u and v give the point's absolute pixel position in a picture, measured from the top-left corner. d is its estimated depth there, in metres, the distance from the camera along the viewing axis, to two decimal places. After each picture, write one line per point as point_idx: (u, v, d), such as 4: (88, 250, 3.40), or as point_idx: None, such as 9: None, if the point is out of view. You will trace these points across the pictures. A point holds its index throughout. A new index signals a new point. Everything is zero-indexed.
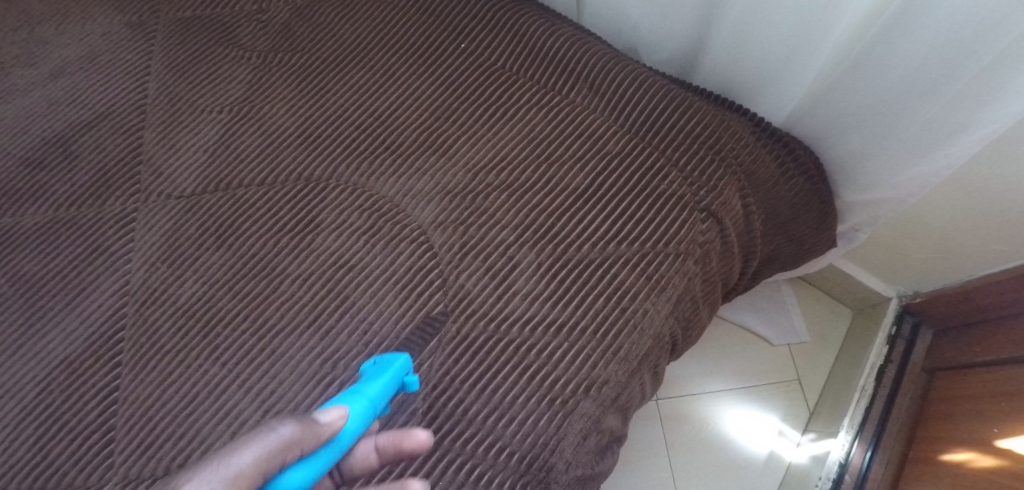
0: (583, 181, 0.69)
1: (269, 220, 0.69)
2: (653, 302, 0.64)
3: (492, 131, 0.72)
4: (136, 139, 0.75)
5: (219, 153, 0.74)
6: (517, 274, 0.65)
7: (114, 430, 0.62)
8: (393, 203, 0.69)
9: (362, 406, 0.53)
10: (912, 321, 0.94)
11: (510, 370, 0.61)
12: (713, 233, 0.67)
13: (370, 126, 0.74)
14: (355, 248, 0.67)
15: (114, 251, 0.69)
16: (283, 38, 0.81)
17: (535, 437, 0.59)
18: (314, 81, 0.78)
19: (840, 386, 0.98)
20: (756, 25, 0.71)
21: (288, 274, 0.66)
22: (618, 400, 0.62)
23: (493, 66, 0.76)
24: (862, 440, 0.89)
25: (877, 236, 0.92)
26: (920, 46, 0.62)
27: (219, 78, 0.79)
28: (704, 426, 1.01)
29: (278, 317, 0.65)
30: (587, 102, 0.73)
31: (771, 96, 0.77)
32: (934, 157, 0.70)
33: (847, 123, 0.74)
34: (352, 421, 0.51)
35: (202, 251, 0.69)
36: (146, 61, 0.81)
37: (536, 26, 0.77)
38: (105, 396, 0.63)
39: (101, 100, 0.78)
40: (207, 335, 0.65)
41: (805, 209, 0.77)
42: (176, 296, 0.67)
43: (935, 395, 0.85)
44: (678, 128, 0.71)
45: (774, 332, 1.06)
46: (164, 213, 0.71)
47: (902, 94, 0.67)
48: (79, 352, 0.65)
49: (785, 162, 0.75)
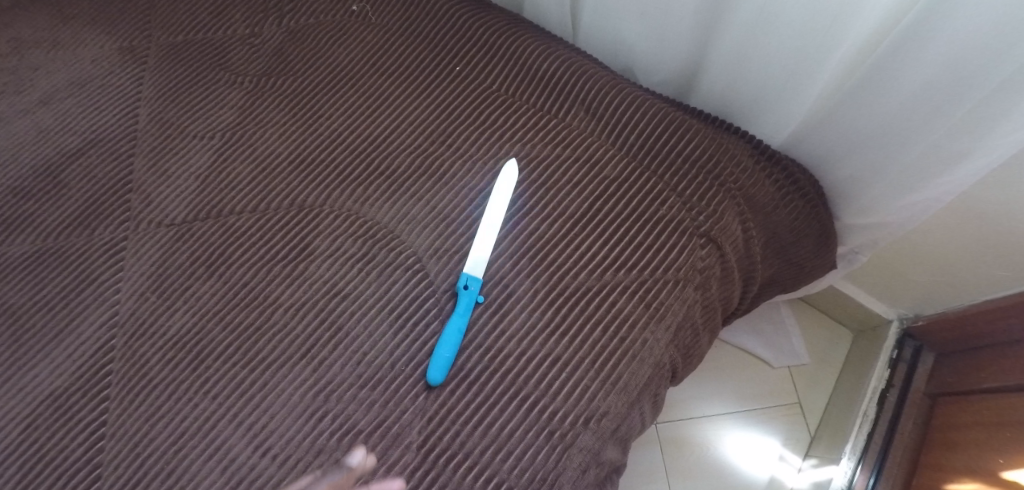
0: (581, 206, 0.68)
1: (261, 248, 0.68)
2: (653, 331, 0.63)
3: (488, 156, 0.71)
4: (126, 166, 0.74)
5: (211, 179, 0.73)
6: (514, 303, 0.63)
7: (100, 467, 0.60)
8: (388, 230, 0.68)
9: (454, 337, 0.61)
10: (914, 345, 0.93)
11: (507, 402, 0.60)
12: (713, 259, 0.66)
13: (364, 151, 0.73)
14: (349, 276, 0.66)
15: (103, 281, 0.68)
16: (276, 61, 0.80)
17: (533, 472, 0.58)
18: (307, 105, 0.77)
19: (842, 409, 0.97)
20: (756, 47, 0.71)
21: (280, 303, 0.65)
22: (618, 432, 0.61)
23: (489, 89, 0.75)
24: (866, 465, 0.87)
25: (878, 257, 0.91)
26: (921, 71, 0.61)
27: (211, 103, 0.78)
28: (705, 450, 0.99)
29: (269, 348, 0.63)
30: (584, 125, 0.72)
31: (770, 118, 0.77)
32: (939, 181, 0.69)
33: (847, 146, 0.74)
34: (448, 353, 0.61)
35: (193, 280, 0.67)
36: (137, 86, 0.80)
37: (531, 48, 0.76)
38: (93, 432, 0.61)
39: (92, 127, 0.77)
40: (197, 368, 0.63)
41: (806, 233, 0.76)
42: (165, 327, 0.65)
43: (939, 420, 0.83)
44: (676, 151, 0.70)
45: (775, 354, 1.05)
46: (153, 242, 0.69)
47: (904, 117, 0.66)
48: (66, 386, 0.64)
49: (785, 185, 0.74)
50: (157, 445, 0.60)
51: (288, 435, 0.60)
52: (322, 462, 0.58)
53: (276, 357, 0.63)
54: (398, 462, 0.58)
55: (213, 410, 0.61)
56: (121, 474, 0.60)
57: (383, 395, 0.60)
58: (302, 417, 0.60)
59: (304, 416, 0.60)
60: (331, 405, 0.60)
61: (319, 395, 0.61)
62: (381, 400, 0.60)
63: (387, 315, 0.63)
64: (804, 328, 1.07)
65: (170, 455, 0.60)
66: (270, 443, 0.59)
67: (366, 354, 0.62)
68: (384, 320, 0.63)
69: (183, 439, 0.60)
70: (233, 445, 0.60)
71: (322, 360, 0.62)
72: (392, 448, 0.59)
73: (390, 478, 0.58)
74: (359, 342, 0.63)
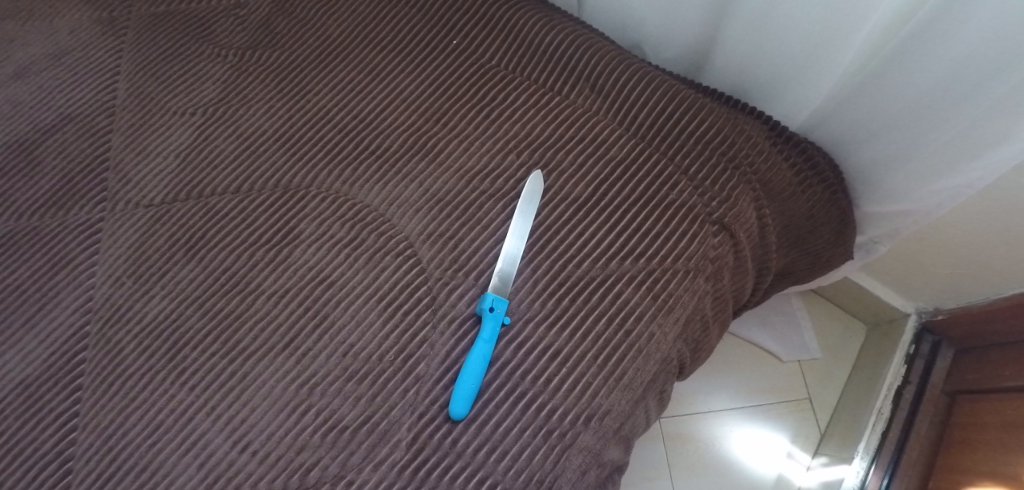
0: (585, 190, 0.63)
1: (244, 231, 0.64)
2: (660, 324, 0.59)
3: (486, 134, 0.67)
4: (103, 143, 0.70)
5: (192, 158, 0.69)
6: (512, 292, 0.59)
7: (71, 460, 0.56)
8: (378, 213, 0.64)
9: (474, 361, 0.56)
10: (932, 340, 0.89)
11: (503, 399, 0.56)
12: (726, 247, 0.62)
13: (354, 129, 0.69)
14: (336, 262, 0.61)
15: (76, 264, 0.64)
16: (263, 34, 0.76)
17: (530, 473, 0.54)
18: (294, 80, 0.72)
19: (854, 405, 0.93)
20: (776, 20, 0.66)
21: (263, 290, 0.61)
22: (621, 431, 0.57)
23: (488, 64, 0.71)
24: (879, 464, 0.84)
25: (897, 248, 0.87)
26: (956, 50, 0.57)
27: (193, 77, 0.73)
28: (710, 446, 0.96)
29: (251, 337, 0.59)
30: (589, 103, 0.68)
31: (789, 98, 0.72)
32: (971, 167, 0.65)
33: (871, 129, 0.69)
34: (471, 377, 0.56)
35: (171, 265, 0.63)
36: (116, 59, 0.75)
37: (533, 21, 0.72)
38: (64, 423, 0.58)
39: (68, 101, 0.73)
40: (174, 357, 0.59)
41: (824, 221, 0.71)
42: (142, 313, 0.61)
43: (958, 419, 0.79)
44: (688, 132, 0.65)
45: (785, 348, 1.01)
46: (131, 223, 0.65)
47: (937, 96, 0.62)
48: (35, 375, 0.60)
49: (803, 169, 0.69)
50: (131, 438, 0.57)
51: (270, 430, 0.56)
52: (304, 459, 0.55)
53: (258, 346, 0.59)
54: (385, 460, 0.54)
55: (190, 402, 0.57)
56: (92, 468, 0.56)
57: (371, 389, 0.56)
58: (284, 411, 0.56)
59: (287, 409, 0.56)
60: (315, 399, 0.57)
61: (302, 388, 0.57)
62: (368, 394, 0.56)
63: (376, 303, 0.59)
64: (815, 321, 1.03)
65: (144, 449, 0.56)
66: (250, 439, 0.56)
67: (353, 345, 0.58)
68: (372, 309, 0.59)
69: (159, 433, 0.57)
70: (210, 439, 0.56)
71: (306, 352, 0.58)
72: (380, 445, 0.55)
73: (376, 478, 0.54)
74: (346, 332, 0.59)
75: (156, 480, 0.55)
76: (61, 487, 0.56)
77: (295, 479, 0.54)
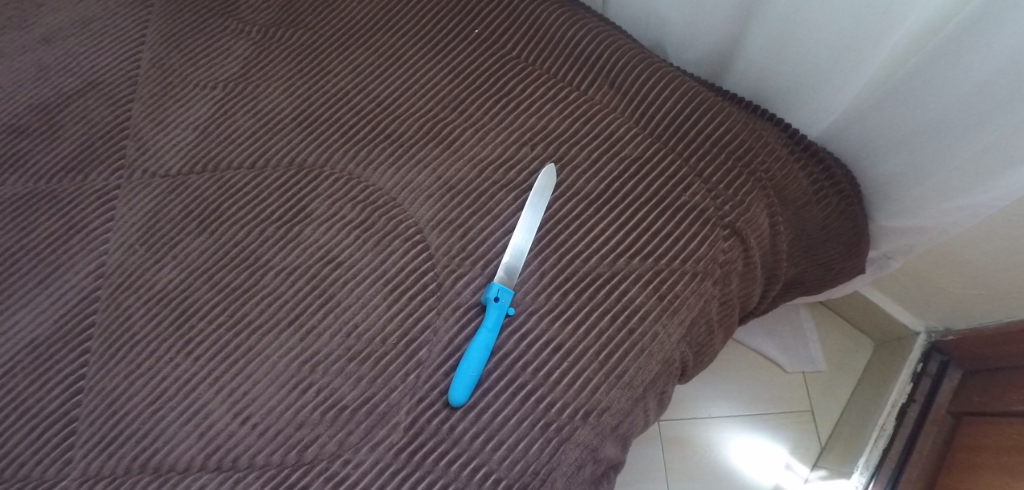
0: (597, 187, 0.63)
1: (256, 207, 0.64)
2: (664, 325, 0.59)
3: (501, 125, 0.67)
4: (124, 111, 0.71)
5: (209, 132, 0.69)
6: (518, 284, 0.59)
7: (76, 421, 0.57)
8: (390, 197, 0.64)
9: (475, 350, 0.56)
10: (940, 360, 0.89)
11: (503, 389, 0.56)
12: (736, 252, 0.62)
13: (371, 112, 0.69)
14: (345, 243, 0.62)
15: (92, 229, 0.65)
16: (287, 13, 0.76)
17: (525, 464, 0.54)
18: (314, 60, 0.73)
19: (858, 421, 0.93)
20: (802, 26, 0.65)
21: (272, 266, 0.62)
22: (618, 429, 0.57)
23: (508, 55, 0.71)
24: (879, 481, 0.84)
25: (911, 264, 0.86)
26: (981, 68, 0.57)
27: (216, 51, 0.74)
28: (708, 452, 0.95)
29: (257, 312, 0.60)
30: (607, 100, 0.67)
31: (811, 106, 0.72)
32: (991, 186, 0.64)
33: (891, 144, 0.69)
34: (471, 364, 0.56)
35: (183, 236, 0.64)
36: (141, 29, 0.76)
37: (556, 15, 0.71)
38: (71, 385, 0.59)
39: (93, 68, 0.74)
40: (181, 327, 0.60)
41: (837, 233, 0.71)
42: (152, 282, 0.62)
43: (961, 440, 0.79)
44: (705, 133, 0.65)
45: (790, 359, 1.00)
46: (147, 192, 0.66)
47: (962, 111, 0.61)
48: (45, 336, 0.61)
49: (818, 178, 0.69)
50: (135, 404, 0.57)
51: (270, 406, 0.56)
52: (303, 435, 0.55)
53: (263, 322, 0.59)
54: (382, 442, 0.55)
55: (195, 372, 0.58)
56: (97, 431, 0.57)
57: (372, 370, 0.57)
58: (285, 387, 0.57)
59: (288, 386, 0.57)
60: (317, 377, 0.57)
61: (304, 365, 0.58)
62: (370, 376, 0.57)
63: (381, 286, 0.60)
64: (823, 334, 1.02)
65: (147, 415, 0.57)
66: (250, 413, 0.56)
67: (357, 325, 0.59)
68: (378, 292, 0.60)
69: (162, 400, 0.57)
70: (212, 410, 0.57)
71: (310, 330, 0.59)
72: (377, 427, 0.55)
73: (373, 458, 0.54)
74: (351, 313, 0.59)
75: (156, 446, 0.56)
76: (65, 447, 0.56)
77: (292, 455, 0.55)
